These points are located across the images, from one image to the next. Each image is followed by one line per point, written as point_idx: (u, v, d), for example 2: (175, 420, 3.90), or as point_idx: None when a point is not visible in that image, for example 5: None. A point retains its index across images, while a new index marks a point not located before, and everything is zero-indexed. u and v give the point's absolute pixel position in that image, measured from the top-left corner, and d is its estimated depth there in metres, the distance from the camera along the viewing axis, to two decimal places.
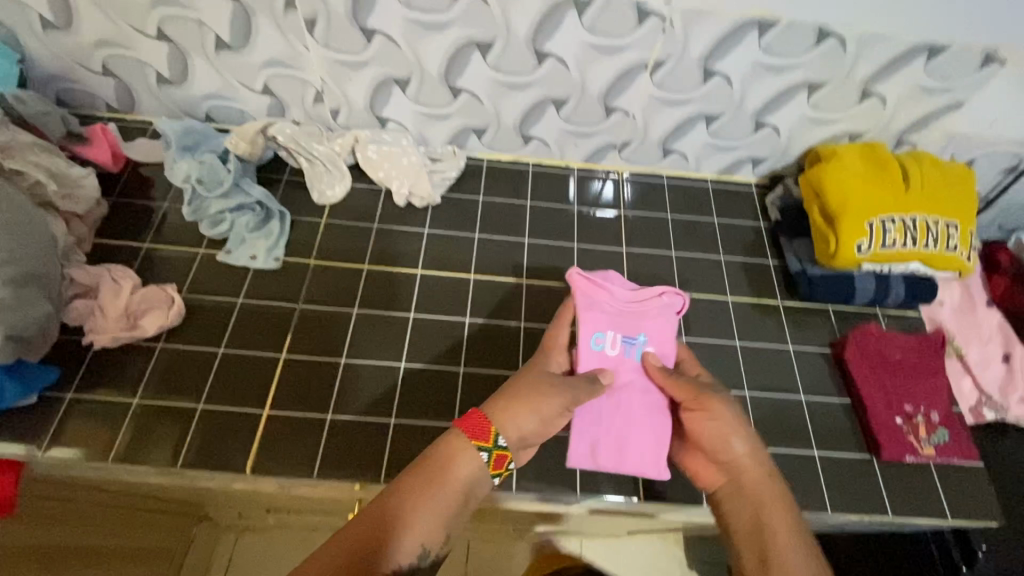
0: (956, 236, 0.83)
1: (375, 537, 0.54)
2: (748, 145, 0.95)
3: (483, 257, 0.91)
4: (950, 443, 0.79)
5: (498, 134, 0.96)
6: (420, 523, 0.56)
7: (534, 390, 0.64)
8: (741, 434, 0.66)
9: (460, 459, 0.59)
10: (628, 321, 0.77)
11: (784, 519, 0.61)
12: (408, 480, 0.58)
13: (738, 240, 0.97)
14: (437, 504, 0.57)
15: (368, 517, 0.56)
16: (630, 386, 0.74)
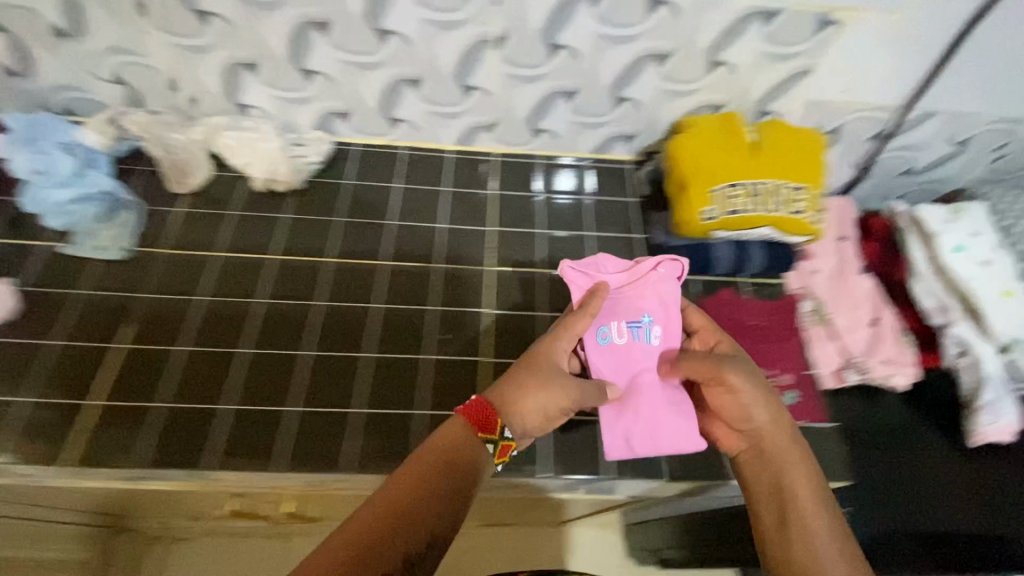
0: (803, 199, 0.83)
1: (386, 522, 0.49)
2: (615, 121, 0.95)
3: (345, 241, 0.90)
4: (792, 405, 0.82)
5: (363, 117, 0.95)
6: (427, 508, 0.52)
7: (536, 386, 0.62)
8: (765, 404, 0.64)
9: (459, 442, 0.58)
10: (629, 305, 0.78)
11: (806, 483, 0.60)
12: (415, 470, 0.54)
13: (609, 216, 0.97)
14: (445, 488, 0.53)
15: (378, 504, 0.51)
16: (643, 370, 0.75)
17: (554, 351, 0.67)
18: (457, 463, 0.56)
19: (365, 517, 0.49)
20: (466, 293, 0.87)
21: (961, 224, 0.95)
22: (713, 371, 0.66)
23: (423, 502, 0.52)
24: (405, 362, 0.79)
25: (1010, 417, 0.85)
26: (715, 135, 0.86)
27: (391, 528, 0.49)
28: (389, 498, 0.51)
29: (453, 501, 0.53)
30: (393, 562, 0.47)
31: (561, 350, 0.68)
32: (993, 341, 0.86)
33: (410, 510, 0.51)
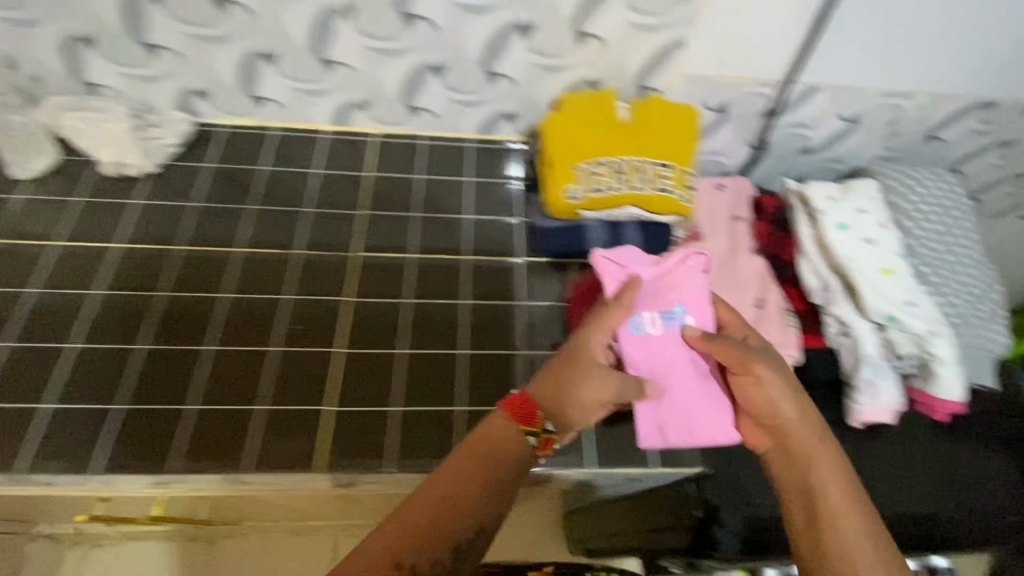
0: (668, 176, 0.81)
1: (433, 518, 0.53)
2: (493, 99, 0.91)
3: (199, 227, 0.85)
4: None
5: (225, 97, 0.90)
6: (476, 504, 0.55)
7: (574, 383, 0.62)
8: (791, 398, 0.64)
9: (504, 436, 0.59)
10: (660, 296, 0.74)
11: (836, 479, 0.59)
12: (469, 461, 0.57)
13: (489, 198, 0.93)
14: (489, 486, 0.56)
15: (432, 497, 0.54)
16: (677, 359, 0.72)
17: (594, 345, 0.65)
18: (501, 458, 0.57)
19: (418, 512, 0.54)
20: (325, 281, 0.82)
21: (846, 201, 0.93)
22: (737, 361, 0.66)
23: (469, 499, 0.55)
24: (249, 354, 0.75)
25: (888, 395, 0.83)
26: (582, 111, 0.83)
27: (437, 524, 0.53)
28: (437, 494, 0.55)
29: (497, 497, 0.56)
30: (435, 556, 0.52)
31: (598, 346, 0.66)
32: (870, 318, 0.84)
33: (458, 506, 0.54)
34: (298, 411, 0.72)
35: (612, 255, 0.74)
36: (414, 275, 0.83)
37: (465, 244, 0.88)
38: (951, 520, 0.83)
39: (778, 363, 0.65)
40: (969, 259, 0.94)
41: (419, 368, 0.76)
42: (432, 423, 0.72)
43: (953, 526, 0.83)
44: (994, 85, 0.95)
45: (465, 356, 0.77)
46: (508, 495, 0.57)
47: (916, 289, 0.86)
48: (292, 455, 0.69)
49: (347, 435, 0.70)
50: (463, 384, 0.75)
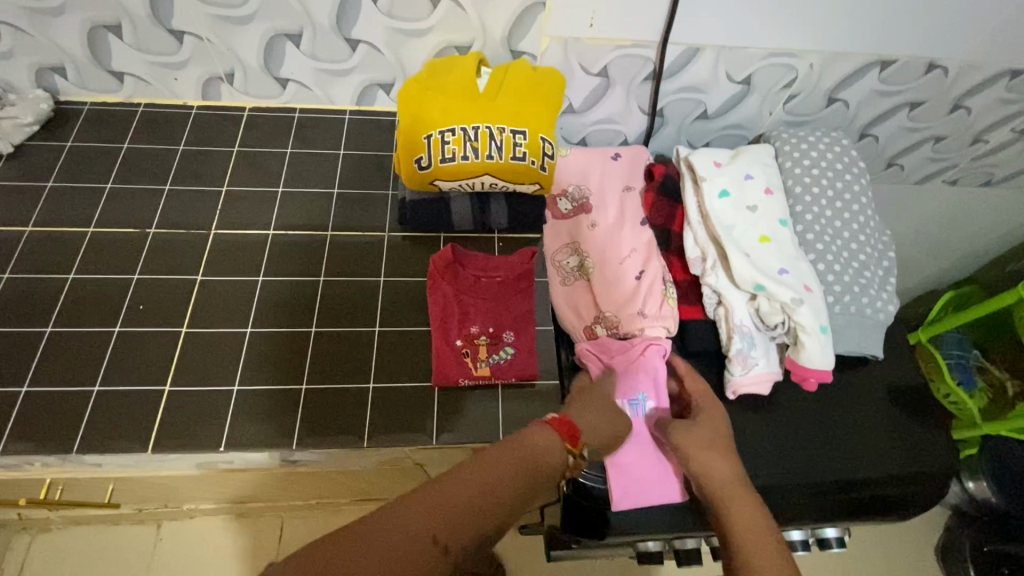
0: (523, 144, 0.77)
1: (472, 502, 0.46)
2: (360, 67, 0.89)
3: (52, 207, 0.82)
4: (516, 360, 0.76)
5: (82, 72, 0.87)
6: (510, 499, 0.49)
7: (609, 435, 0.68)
8: (707, 458, 0.69)
9: (539, 449, 0.56)
10: (625, 384, 0.77)
11: (750, 525, 0.61)
12: (504, 460, 0.52)
13: (363, 171, 0.91)
14: (526, 485, 0.51)
15: (471, 483, 0.48)
16: (643, 440, 0.76)
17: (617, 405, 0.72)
18: (540, 466, 0.54)
19: (456, 493, 0.46)
20: (178, 260, 0.80)
21: (733, 167, 0.90)
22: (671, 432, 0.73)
23: (507, 494, 0.49)
24: (88, 335, 0.73)
25: (760, 366, 0.81)
26: (437, 77, 0.79)
27: (476, 509, 0.46)
28: (479, 480, 0.49)
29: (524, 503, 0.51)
30: (466, 542, 0.44)
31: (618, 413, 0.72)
32: (741, 287, 0.81)
33: (496, 497, 0.48)
34: (133, 393, 0.70)
35: (595, 342, 0.80)
36: (273, 252, 0.81)
37: (331, 220, 0.85)
38: (843, 485, 0.82)
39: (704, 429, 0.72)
40: (860, 224, 0.90)
41: (266, 345, 0.74)
42: (275, 400, 0.71)
43: (844, 492, 0.81)
44: (889, 42, 0.90)
45: (317, 333, 0.76)
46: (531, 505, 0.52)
47: (794, 256, 0.83)
48: (123, 437, 0.67)
49: (185, 413, 0.69)
50: (311, 365, 0.73)
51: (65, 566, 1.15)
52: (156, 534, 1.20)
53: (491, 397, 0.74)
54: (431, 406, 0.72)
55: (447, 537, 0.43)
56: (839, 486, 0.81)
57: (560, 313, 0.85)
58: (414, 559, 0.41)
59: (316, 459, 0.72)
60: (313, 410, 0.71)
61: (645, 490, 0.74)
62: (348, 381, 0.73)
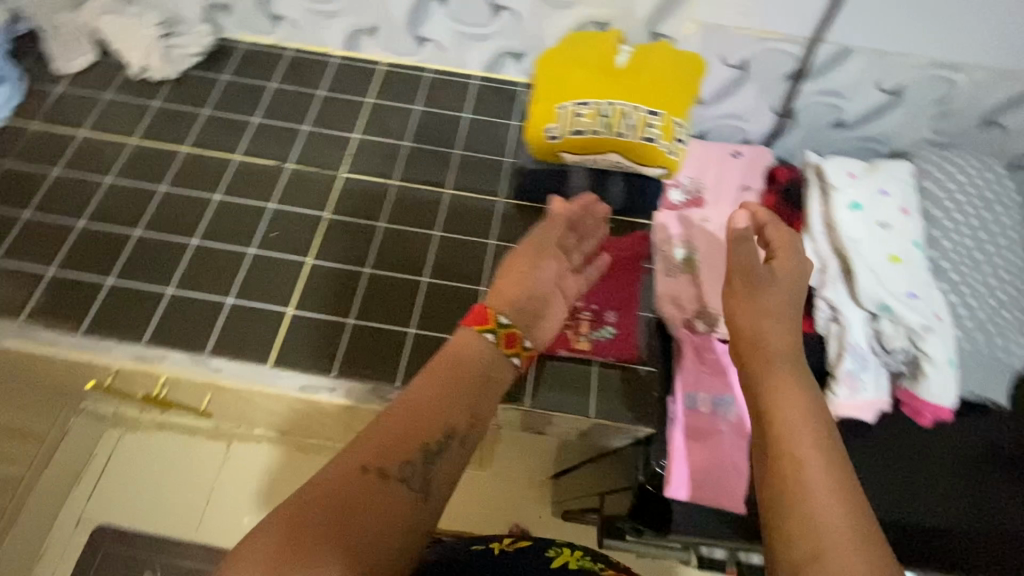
0: (656, 125, 0.77)
1: (406, 425, 0.47)
2: (499, 34, 0.91)
3: (204, 133, 0.90)
4: (614, 342, 0.75)
5: (246, 12, 0.94)
6: (452, 409, 0.49)
7: (548, 304, 0.62)
8: (779, 313, 0.58)
9: (469, 347, 0.54)
10: (719, 382, 0.78)
11: (843, 516, 0.43)
12: (437, 369, 0.51)
13: (484, 136, 0.93)
14: (466, 391, 0.51)
15: (403, 409, 0.48)
16: (720, 439, 0.76)
17: (560, 274, 0.66)
18: (488, 373, 0.53)
19: (387, 424, 0.48)
20: (308, 197, 0.85)
21: (869, 179, 0.85)
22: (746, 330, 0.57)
23: (443, 406, 0.49)
24: (225, 252, 0.79)
25: (869, 392, 0.77)
26: (580, 46, 0.80)
27: (410, 431, 0.47)
28: (410, 403, 0.49)
29: (472, 403, 0.51)
30: (409, 462, 0.46)
31: (570, 286, 0.67)
32: (863, 305, 0.78)
33: (431, 413, 0.48)
34: (260, 309, 0.76)
35: (694, 338, 0.79)
36: (392, 202, 0.85)
37: (449, 178, 0.88)
38: (923, 529, 0.75)
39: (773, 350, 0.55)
40: (1003, 260, 0.83)
41: (379, 287, 0.78)
42: (382, 338, 0.75)
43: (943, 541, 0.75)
44: None
45: (426, 284, 0.79)
46: (484, 404, 0.52)
47: (925, 281, 0.79)
48: (246, 348, 0.73)
49: (302, 336, 0.74)
50: (419, 311, 0.77)
51: (155, 461, 1.27)
52: (234, 452, 1.29)
53: (588, 372, 0.74)
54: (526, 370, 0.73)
55: (380, 468, 0.45)
56: (915, 528, 0.75)
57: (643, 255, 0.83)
58: (357, 496, 0.43)
59: None
60: (416, 354, 0.74)
61: (706, 488, 0.74)
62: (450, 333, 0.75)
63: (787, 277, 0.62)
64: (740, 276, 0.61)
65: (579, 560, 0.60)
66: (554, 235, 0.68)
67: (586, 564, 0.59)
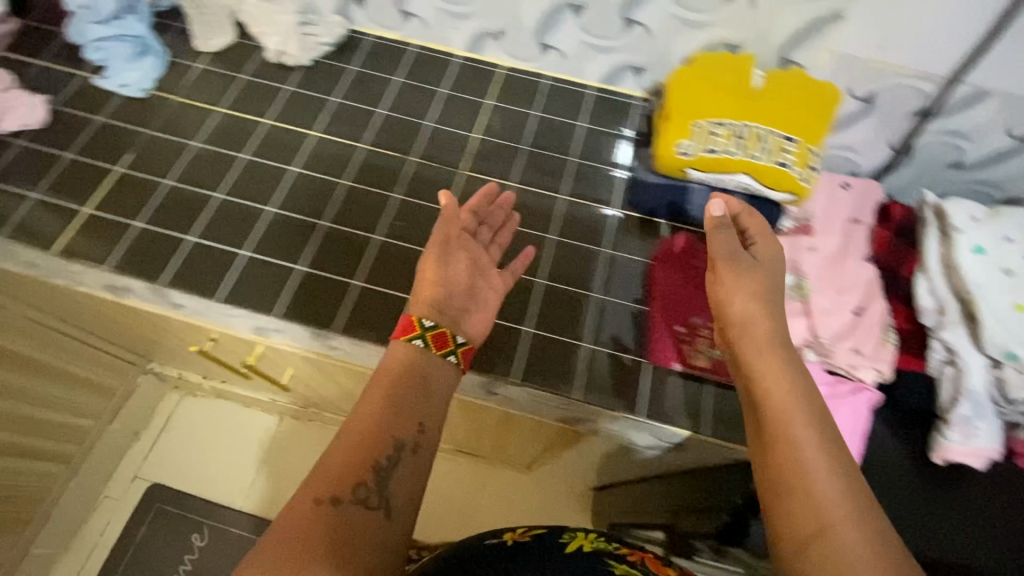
0: (791, 151, 0.78)
1: (361, 445, 0.54)
2: (626, 48, 0.92)
3: (333, 120, 0.93)
4: None
5: (378, 7, 0.97)
6: (400, 418, 0.57)
7: (470, 298, 0.69)
8: (747, 292, 0.67)
9: (400, 358, 0.61)
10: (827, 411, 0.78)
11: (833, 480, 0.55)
12: (382, 388, 0.58)
13: (599, 146, 0.94)
14: (411, 402, 0.58)
15: (347, 437, 0.55)
16: None
17: (474, 270, 0.71)
18: (423, 378, 0.60)
19: (336, 452, 0.54)
20: (431, 192, 0.88)
21: (994, 225, 0.84)
22: (736, 317, 0.67)
23: (395, 417, 0.57)
24: (352, 237, 0.83)
25: (982, 439, 0.76)
26: (727, 74, 0.81)
27: (361, 452, 0.54)
28: (357, 428, 0.56)
29: (417, 409, 0.58)
30: (365, 480, 0.53)
31: (493, 282, 0.72)
32: (986, 352, 0.77)
33: (376, 432, 0.55)
34: (383, 294, 0.78)
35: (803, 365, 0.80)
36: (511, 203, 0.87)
37: (565, 185, 0.90)
38: None
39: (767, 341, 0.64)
40: None
41: None
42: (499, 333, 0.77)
43: None
44: None
45: (543, 285, 0.81)
46: (430, 409, 0.59)
47: None
48: (369, 330, 0.76)
49: None
50: (536, 311, 0.79)
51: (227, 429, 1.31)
52: (303, 428, 1.33)
53: (705, 393, 0.74)
54: (641, 382, 0.75)
55: (335, 493, 0.51)
56: None
57: None
58: (319, 524, 0.49)
59: (518, 398, 0.77)
60: (533, 353, 0.76)
61: None
62: (566, 335, 0.77)
63: (766, 259, 0.71)
64: (724, 263, 0.69)
65: (592, 542, 0.54)
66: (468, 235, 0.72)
67: (602, 545, 0.54)
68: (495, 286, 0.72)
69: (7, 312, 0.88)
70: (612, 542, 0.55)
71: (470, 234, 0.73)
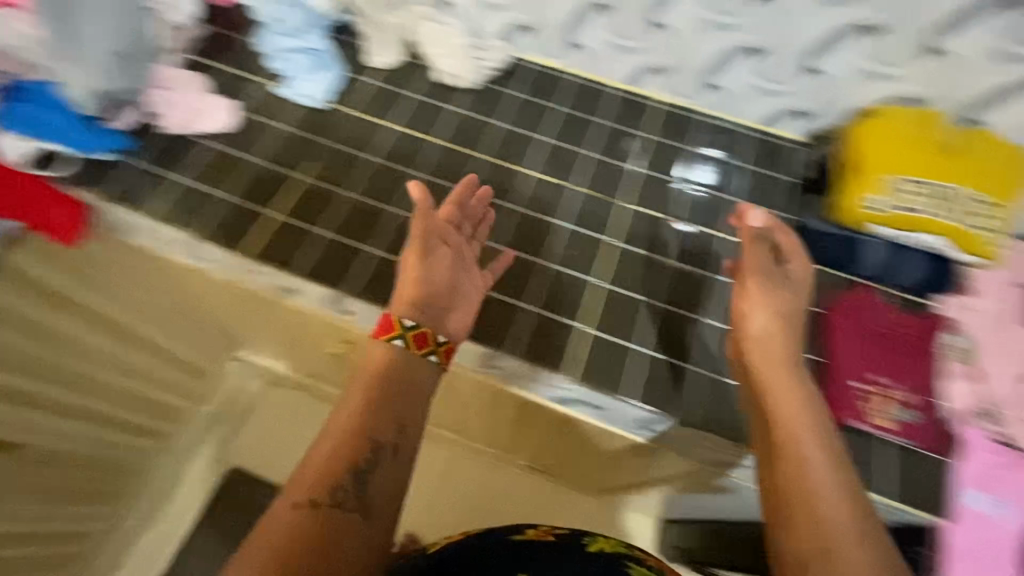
0: (988, 215, 0.78)
1: (342, 446, 0.58)
2: (796, 94, 0.91)
3: (500, 145, 0.97)
4: (917, 426, 0.75)
5: (546, 37, 0.99)
6: (383, 417, 0.60)
7: (452, 297, 0.71)
8: (767, 311, 0.69)
9: (383, 357, 0.63)
10: (994, 482, 0.71)
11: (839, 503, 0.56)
12: (362, 390, 0.61)
13: (760, 188, 0.94)
14: (393, 402, 0.61)
15: (326, 441, 0.58)
16: (998, 546, 0.68)
17: (458, 267, 0.73)
18: (406, 380, 0.63)
19: (318, 452, 0.58)
20: (596, 224, 0.91)
21: None
22: (756, 333, 0.69)
23: (375, 417, 0.60)
24: (525, 265, 0.87)
25: None
26: (921, 131, 0.81)
27: (340, 453, 0.58)
28: (339, 428, 0.59)
29: (394, 407, 0.61)
30: (343, 483, 0.57)
31: (475, 277, 0.74)
32: None
33: (357, 436, 0.59)
34: (556, 321, 0.84)
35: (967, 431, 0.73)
36: (673, 240, 0.90)
37: (722, 225, 0.91)
38: None
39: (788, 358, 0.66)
40: None
41: (662, 322, 0.84)
42: (667, 370, 0.81)
43: None
44: None
45: (707, 327, 0.84)
46: (411, 407, 0.63)
47: None
48: (545, 357, 0.82)
49: (596, 356, 0.82)
50: (702, 353, 0.82)
51: None
52: None
53: (887, 454, 0.74)
54: None
55: (315, 496, 0.55)
56: None
57: (920, 336, 0.79)
58: (300, 526, 0.53)
59: (685, 435, 0.80)
60: (700, 394, 0.80)
61: None
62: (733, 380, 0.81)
63: (800, 277, 0.72)
64: (758, 278, 0.71)
65: (612, 545, 0.66)
66: (451, 233, 0.74)
67: (620, 549, 0.66)
68: (478, 284, 0.74)
69: (144, 295, 0.97)
70: (629, 546, 0.67)
71: (453, 229, 0.75)
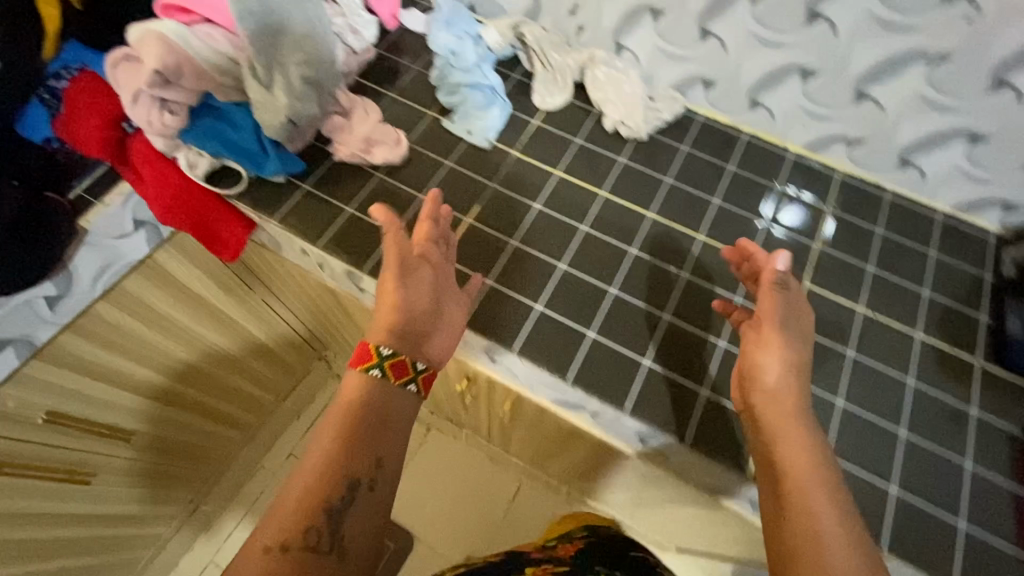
0: None
1: (315, 484, 0.55)
2: (1008, 186, 0.84)
3: (667, 202, 0.91)
4: None
5: (726, 93, 0.94)
6: (359, 451, 0.58)
7: (436, 321, 0.68)
8: (778, 355, 0.62)
9: (359, 387, 0.61)
10: None
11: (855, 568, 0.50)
12: (338, 428, 0.58)
13: (951, 281, 0.86)
14: (370, 436, 0.59)
15: (302, 476, 0.56)
16: None
17: (441, 287, 0.70)
18: (384, 405, 0.61)
19: (292, 490, 0.55)
20: None
21: None
22: (770, 387, 0.62)
23: (349, 451, 0.57)
24: (699, 341, 0.80)
25: None
26: None
27: (314, 495, 0.55)
28: (312, 465, 0.56)
29: (368, 438, 0.59)
30: (317, 523, 0.54)
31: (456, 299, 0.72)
32: None
33: (332, 471, 0.56)
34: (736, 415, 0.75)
35: None
36: (861, 331, 0.82)
37: (918, 321, 0.83)
38: None
39: (793, 415, 0.59)
40: None
41: (852, 425, 0.76)
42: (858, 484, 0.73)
43: None
44: None
45: (905, 438, 0.75)
46: (385, 435, 0.60)
47: None
48: (725, 454, 0.74)
49: None
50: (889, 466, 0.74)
51: None
52: None
53: None
54: None
55: (286, 540, 0.53)
56: None
57: None
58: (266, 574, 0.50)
59: None
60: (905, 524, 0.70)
61: None
62: (938, 507, 0.71)
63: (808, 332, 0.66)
64: (770, 325, 0.64)
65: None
66: (434, 253, 0.71)
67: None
68: (460, 302, 0.72)
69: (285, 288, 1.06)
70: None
71: (434, 244, 0.72)
